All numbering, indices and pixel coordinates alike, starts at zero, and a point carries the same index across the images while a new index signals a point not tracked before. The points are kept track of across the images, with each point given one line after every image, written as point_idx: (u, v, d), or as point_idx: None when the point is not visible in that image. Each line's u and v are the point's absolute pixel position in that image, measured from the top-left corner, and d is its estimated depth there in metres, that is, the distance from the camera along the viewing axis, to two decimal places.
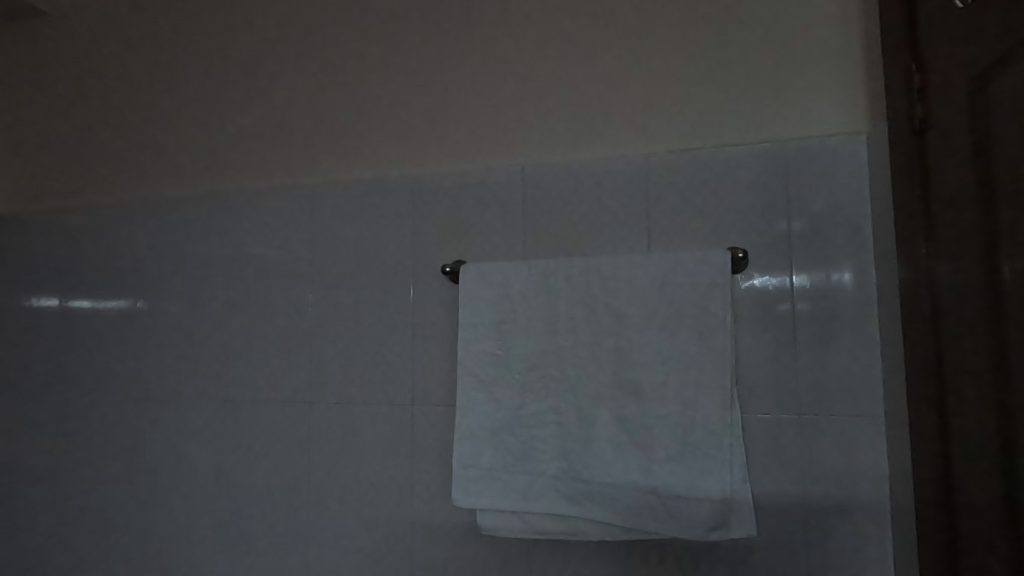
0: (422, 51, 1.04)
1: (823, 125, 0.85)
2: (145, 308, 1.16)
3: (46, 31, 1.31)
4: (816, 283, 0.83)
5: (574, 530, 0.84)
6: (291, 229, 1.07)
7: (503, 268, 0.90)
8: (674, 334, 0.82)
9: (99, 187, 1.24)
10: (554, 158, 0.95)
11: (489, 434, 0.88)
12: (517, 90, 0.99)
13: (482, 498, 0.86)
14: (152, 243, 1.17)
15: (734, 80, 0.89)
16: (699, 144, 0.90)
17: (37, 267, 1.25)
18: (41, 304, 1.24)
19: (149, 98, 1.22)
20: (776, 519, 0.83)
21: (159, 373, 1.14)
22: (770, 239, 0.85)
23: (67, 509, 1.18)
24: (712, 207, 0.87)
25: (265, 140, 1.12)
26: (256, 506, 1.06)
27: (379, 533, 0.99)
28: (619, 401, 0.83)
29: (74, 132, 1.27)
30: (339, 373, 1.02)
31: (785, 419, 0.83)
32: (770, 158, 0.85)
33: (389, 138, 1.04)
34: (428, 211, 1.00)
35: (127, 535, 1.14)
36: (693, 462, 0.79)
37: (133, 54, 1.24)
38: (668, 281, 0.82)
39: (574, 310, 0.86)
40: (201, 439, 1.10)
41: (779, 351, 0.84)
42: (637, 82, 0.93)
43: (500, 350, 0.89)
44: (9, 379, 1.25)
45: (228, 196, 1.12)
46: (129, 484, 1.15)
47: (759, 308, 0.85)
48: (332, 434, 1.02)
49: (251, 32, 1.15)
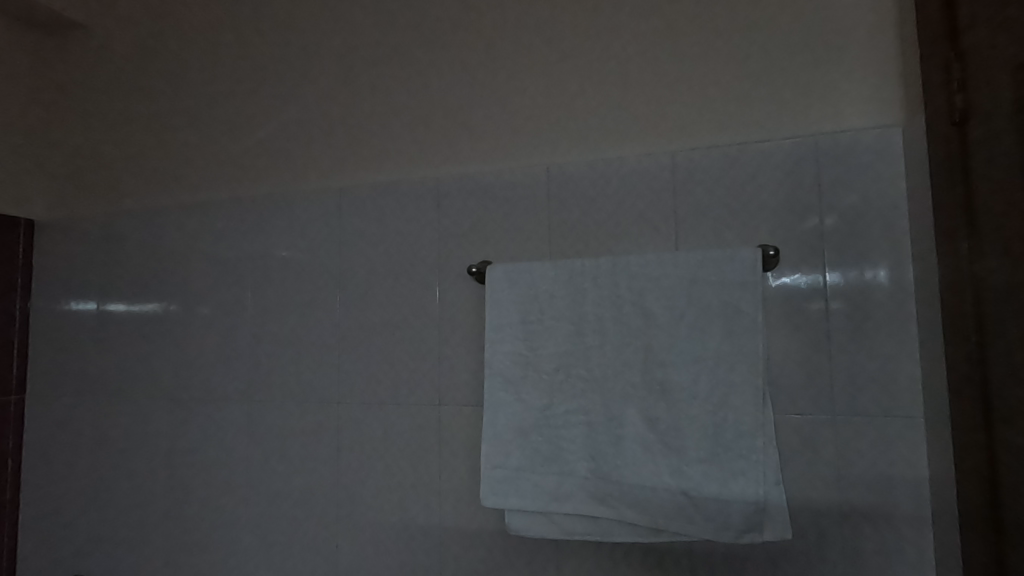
0: (443, 53, 1.06)
1: (856, 118, 0.83)
2: (177, 310, 1.19)
3: (83, 43, 1.36)
4: (850, 281, 0.81)
5: (604, 531, 0.83)
6: (319, 232, 1.09)
7: (529, 268, 0.90)
8: (704, 332, 0.81)
9: (135, 194, 1.28)
10: (578, 158, 0.95)
11: (517, 435, 0.88)
12: (538, 90, 0.99)
13: (510, 498, 0.86)
14: (185, 247, 1.20)
15: (762, 75, 0.88)
16: (726, 141, 0.89)
17: (76, 273, 1.30)
18: (79, 307, 1.28)
19: (180, 105, 1.25)
20: (811, 523, 0.81)
21: (191, 374, 1.17)
22: (802, 236, 0.83)
23: (104, 508, 1.22)
24: (740, 204, 0.86)
25: (292, 144, 1.14)
26: (285, 505, 1.07)
27: (407, 533, 0.99)
28: (647, 401, 0.82)
29: (110, 141, 1.32)
30: (367, 374, 1.04)
31: (819, 420, 0.81)
32: (800, 153, 0.84)
33: (413, 140, 1.06)
34: (454, 212, 1.00)
35: (160, 534, 1.16)
36: (725, 463, 0.78)
37: (166, 63, 1.27)
38: (697, 279, 0.81)
39: (601, 309, 0.86)
40: (231, 439, 1.12)
41: (812, 350, 0.82)
42: (662, 80, 0.93)
43: (527, 350, 0.89)
44: (49, 380, 1.29)
45: (257, 200, 1.15)
46: (162, 483, 1.17)
47: (791, 306, 0.83)
48: (359, 434, 1.03)
49: (277, 39, 1.17)
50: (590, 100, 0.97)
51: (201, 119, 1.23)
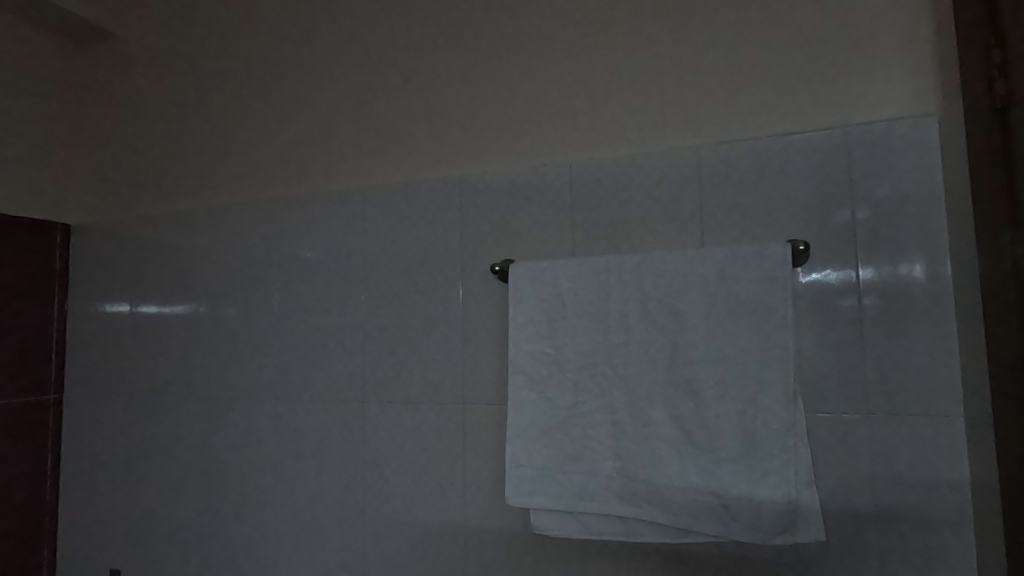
0: (463, 53, 1.06)
1: (890, 109, 0.81)
2: (205, 311, 1.21)
3: (114, 51, 1.40)
4: (884, 276, 0.79)
5: (631, 531, 0.83)
6: (343, 233, 1.10)
7: (553, 265, 0.89)
8: (732, 330, 0.79)
9: (165, 198, 1.30)
10: (601, 155, 0.95)
11: (542, 434, 0.87)
12: (558, 88, 0.99)
13: (535, 498, 0.86)
14: (213, 250, 1.22)
15: (790, 66, 0.87)
16: (754, 135, 0.87)
17: (110, 276, 1.33)
18: (113, 309, 1.32)
19: (207, 111, 1.28)
20: (846, 525, 0.79)
21: (219, 374, 1.19)
22: (832, 231, 0.81)
23: (137, 505, 1.25)
24: (768, 199, 0.84)
25: (316, 147, 1.16)
26: (313, 503, 1.08)
27: (433, 531, 0.99)
28: (674, 399, 0.81)
29: (141, 147, 1.35)
30: (391, 373, 1.04)
31: (852, 420, 0.79)
32: (831, 146, 0.82)
33: (435, 140, 1.06)
34: (476, 211, 1.00)
35: (192, 532, 1.19)
36: (755, 463, 0.76)
37: (193, 70, 1.30)
38: (725, 276, 0.80)
39: (626, 307, 0.85)
40: (259, 438, 1.14)
41: (844, 348, 0.80)
42: (686, 74, 0.92)
43: (551, 349, 0.88)
44: (85, 380, 1.33)
45: (282, 203, 1.16)
46: (193, 482, 1.19)
47: (821, 302, 0.81)
48: (384, 434, 1.04)
49: (300, 43, 1.19)
50: (613, 96, 0.96)
51: (227, 125, 1.25)
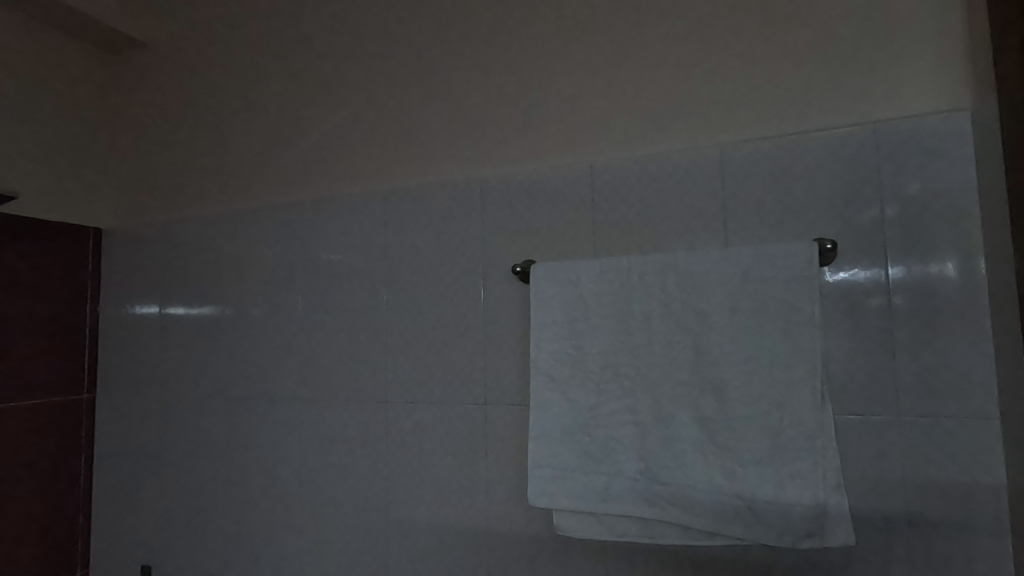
0: (483, 55, 1.06)
1: (919, 104, 0.79)
2: (231, 312, 1.24)
3: (143, 59, 1.44)
4: (913, 274, 0.77)
5: (654, 533, 0.82)
6: (365, 235, 1.11)
7: (574, 265, 0.89)
8: (756, 330, 0.78)
9: (192, 202, 1.33)
10: (622, 155, 0.94)
11: (564, 434, 0.87)
12: (579, 89, 0.99)
13: (557, 498, 0.85)
14: (238, 252, 1.24)
15: (815, 62, 0.85)
16: (778, 132, 0.86)
17: (139, 278, 1.37)
18: (143, 311, 1.35)
19: (232, 116, 1.30)
20: (875, 528, 0.77)
21: (245, 374, 1.21)
22: (860, 229, 0.80)
23: (165, 503, 1.27)
24: (792, 198, 0.83)
25: (338, 151, 1.17)
26: (336, 501, 1.10)
27: (455, 530, 1.00)
28: (698, 400, 0.80)
29: (168, 152, 1.38)
30: (413, 373, 1.05)
31: (882, 421, 0.78)
32: (857, 143, 0.81)
33: (456, 142, 1.07)
34: (497, 212, 1.01)
35: (219, 530, 1.21)
36: (782, 466, 0.75)
37: (218, 76, 1.33)
38: (750, 276, 0.79)
39: (649, 307, 0.84)
40: (283, 437, 1.16)
41: (873, 348, 0.78)
42: (708, 72, 0.91)
43: (573, 349, 0.88)
44: (116, 379, 1.37)
45: (306, 205, 1.18)
46: (220, 480, 1.22)
47: (849, 302, 0.80)
48: (407, 433, 1.05)
49: (322, 49, 1.21)
50: (633, 96, 0.95)
51: (252, 129, 1.28)
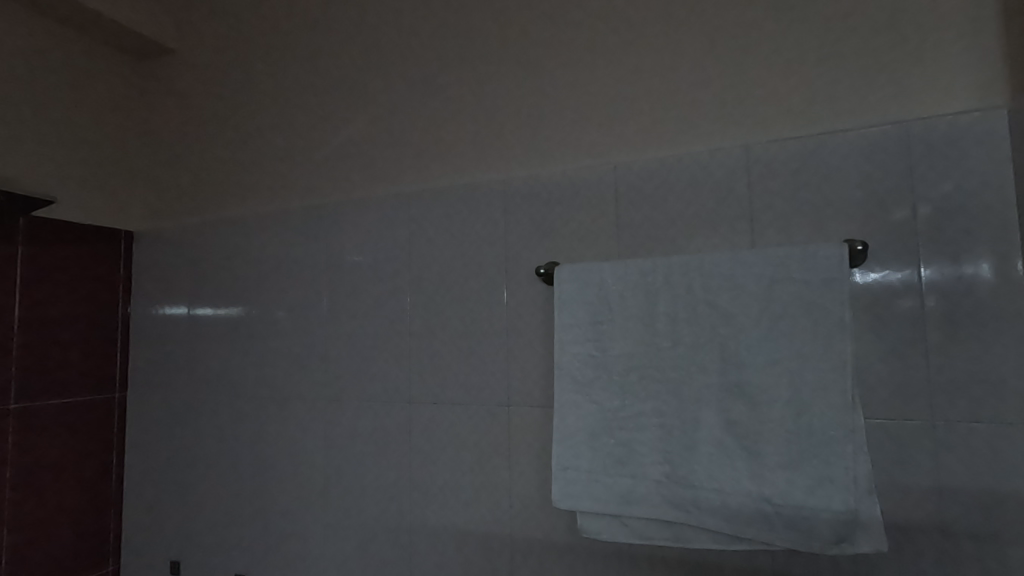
0: (506, 59, 1.07)
1: (952, 103, 0.78)
2: (256, 313, 1.26)
3: (172, 65, 1.47)
4: (947, 276, 0.75)
5: (679, 536, 0.82)
6: (389, 237, 1.12)
7: (598, 267, 0.89)
8: (784, 332, 0.77)
9: (220, 205, 1.36)
10: (646, 156, 0.94)
11: (588, 436, 0.87)
12: (602, 91, 0.99)
13: (582, 500, 0.85)
14: (264, 254, 1.26)
15: (844, 62, 0.84)
16: (805, 132, 0.85)
17: (168, 280, 1.39)
18: (171, 311, 1.38)
19: (258, 121, 1.33)
20: (907, 536, 0.76)
21: (270, 374, 1.23)
22: (891, 230, 0.78)
23: (193, 500, 1.30)
24: (820, 198, 0.82)
25: (362, 154, 1.19)
26: (360, 500, 1.11)
27: (478, 530, 1.00)
28: (725, 403, 0.80)
29: (196, 156, 1.41)
30: (437, 374, 1.06)
31: (914, 425, 0.76)
32: (888, 143, 0.79)
33: (479, 146, 1.08)
34: (520, 214, 1.01)
35: (244, 527, 1.23)
36: (811, 469, 0.74)
37: (246, 81, 1.35)
38: (778, 277, 0.78)
39: (675, 309, 0.84)
40: (308, 436, 1.17)
41: (904, 351, 0.77)
42: (733, 73, 0.90)
43: (597, 351, 0.88)
44: (146, 378, 1.40)
45: (330, 208, 1.20)
46: (246, 478, 1.24)
47: (879, 304, 0.78)
48: (430, 434, 1.05)
49: (347, 54, 1.23)
50: (657, 97, 0.95)
51: (279, 133, 1.30)
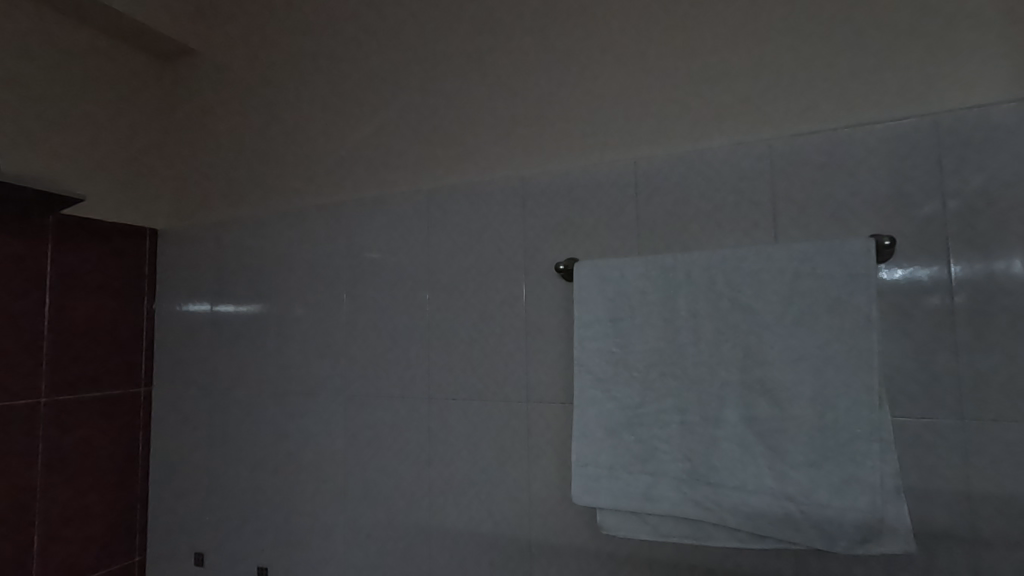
0: (523, 56, 1.07)
1: (982, 95, 0.76)
2: (277, 310, 1.27)
3: (194, 66, 1.50)
4: (976, 273, 0.74)
5: (700, 534, 0.81)
6: (408, 234, 1.13)
7: (617, 263, 0.89)
8: (808, 329, 0.76)
9: (242, 203, 1.38)
10: (666, 151, 0.93)
11: (608, 433, 0.87)
12: (620, 87, 0.99)
13: (601, 497, 0.85)
14: (284, 251, 1.28)
15: (870, 54, 0.83)
16: (829, 125, 0.84)
17: (191, 277, 1.42)
18: (194, 308, 1.40)
19: (278, 119, 1.34)
20: (936, 537, 0.74)
21: (290, 369, 1.24)
22: (919, 226, 0.77)
23: (215, 494, 1.32)
24: (844, 194, 0.81)
25: (379, 153, 1.20)
26: (379, 496, 1.12)
27: (497, 527, 1.00)
28: (748, 401, 0.79)
29: (217, 155, 1.43)
30: (456, 371, 1.06)
31: (943, 425, 0.74)
32: (916, 136, 0.78)
33: (497, 143, 1.08)
34: (539, 211, 1.01)
35: (265, 522, 1.25)
36: (836, 468, 0.73)
37: (266, 80, 1.37)
38: (802, 273, 0.77)
39: (696, 306, 0.83)
40: (328, 433, 1.19)
41: (932, 349, 0.75)
42: (754, 67, 0.90)
43: (617, 348, 0.88)
44: (170, 374, 1.42)
45: (349, 206, 1.20)
46: (267, 473, 1.25)
47: (907, 301, 0.77)
48: (449, 431, 1.06)
49: (366, 52, 1.24)
50: (677, 92, 0.94)
51: (299, 132, 1.31)
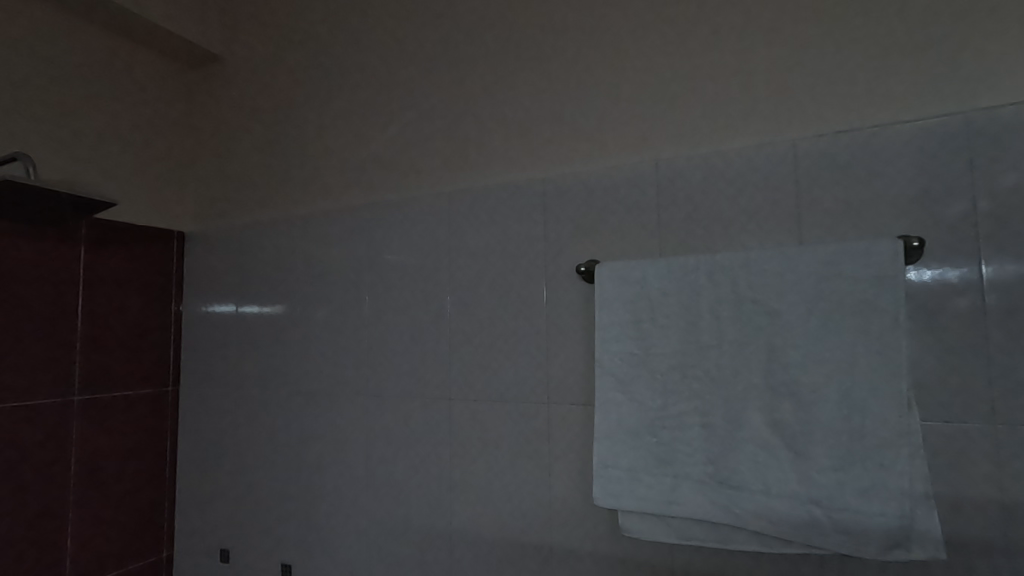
0: (543, 59, 1.08)
1: (1015, 93, 0.75)
2: (300, 311, 1.29)
3: (219, 71, 1.53)
4: (1009, 274, 0.72)
5: (723, 537, 0.80)
6: (429, 236, 1.14)
7: (639, 265, 0.89)
8: (835, 332, 0.75)
9: (266, 206, 1.40)
10: (687, 152, 0.93)
11: (629, 435, 0.87)
12: (640, 88, 0.99)
13: (623, 499, 0.85)
14: (307, 253, 1.30)
15: (898, 53, 0.81)
16: (856, 126, 0.83)
17: (216, 278, 1.44)
18: (219, 309, 1.43)
19: (301, 124, 1.36)
20: (968, 544, 0.73)
21: (313, 370, 1.26)
22: (949, 227, 0.75)
23: (240, 492, 1.34)
24: (870, 195, 0.80)
25: (401, 156, 1.21)
26: (401, 495, 1.13)
27: (517, 528, 1.01)
28: (771, 403, 0.78)
29: (242, 159, 1.46)
30: (477, 372, 1.07)
31: (974, 430, 0.73)
32: (946, 136, 0.76)
33: (518, 146, 1.08)
34: (560, 213, 1.02)
35: (289, 520, 1.27)
36: (863, 472, 0.72)
37: (290, 85, 1.39)
38: (828, 274, 0.76)
39: (718, 308, 0.83)
40: (351, 433, 1.20)
41: (963, 352, 0.74)
42: (778, 67, 0.89)
43: (638, 350, 0.88)
44: (196, 373, 1.45)
45: (370, 209, 1.22)
46: (290, 472, 1.27)
47: (937, 303, 0.75)
48: (470, 431, 1.07)
49: (387, 57, 1.25)
50: (698, 93, 0.94)
51: (321, 136, 1.33)
